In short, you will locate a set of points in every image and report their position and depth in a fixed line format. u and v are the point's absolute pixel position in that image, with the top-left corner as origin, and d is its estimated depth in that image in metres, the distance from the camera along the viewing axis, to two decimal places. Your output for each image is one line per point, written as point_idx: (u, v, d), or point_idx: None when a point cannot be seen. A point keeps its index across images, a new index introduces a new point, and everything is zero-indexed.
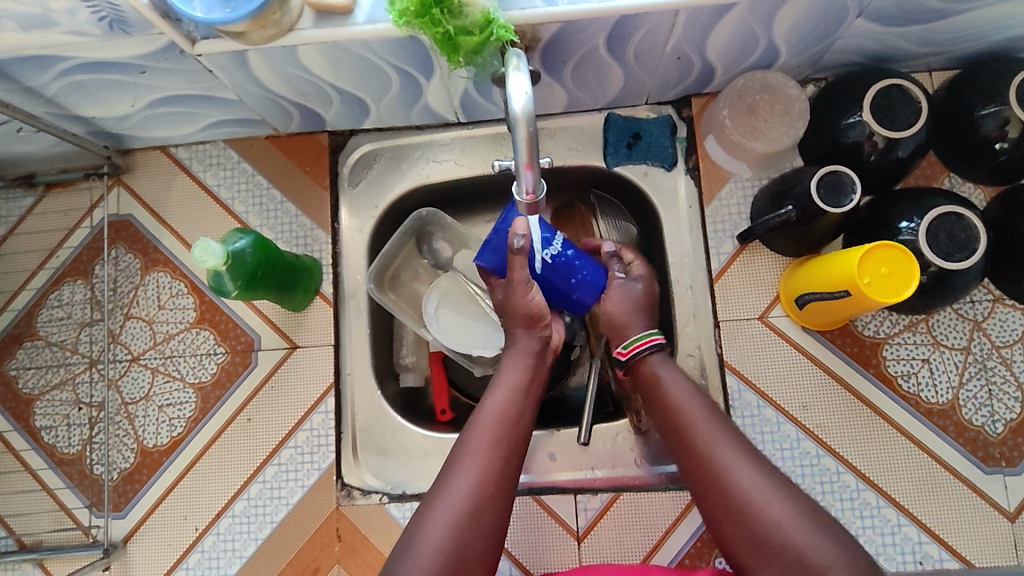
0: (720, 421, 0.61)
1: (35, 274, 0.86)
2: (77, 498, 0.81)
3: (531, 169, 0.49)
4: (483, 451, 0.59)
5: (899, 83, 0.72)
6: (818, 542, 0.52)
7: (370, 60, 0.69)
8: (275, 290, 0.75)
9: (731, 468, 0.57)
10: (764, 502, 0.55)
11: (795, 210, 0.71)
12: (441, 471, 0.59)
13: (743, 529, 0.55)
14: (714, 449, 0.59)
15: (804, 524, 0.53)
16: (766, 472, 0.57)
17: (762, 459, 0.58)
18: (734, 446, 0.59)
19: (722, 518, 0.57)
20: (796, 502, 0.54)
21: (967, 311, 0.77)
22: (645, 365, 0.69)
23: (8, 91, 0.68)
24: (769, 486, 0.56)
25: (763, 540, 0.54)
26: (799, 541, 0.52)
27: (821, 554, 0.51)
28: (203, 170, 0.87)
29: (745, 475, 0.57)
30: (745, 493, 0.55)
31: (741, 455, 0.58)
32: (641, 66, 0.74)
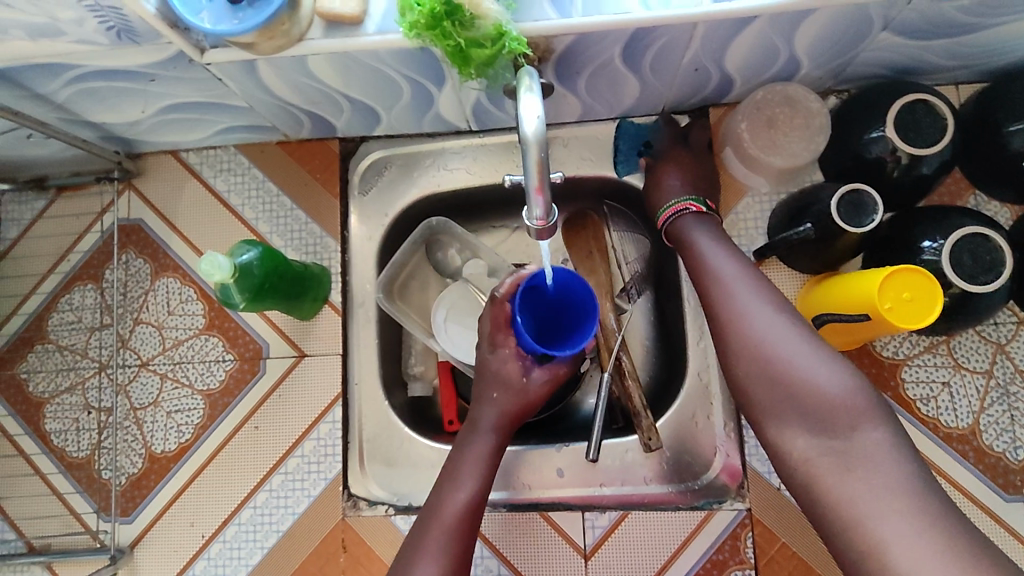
0: (742, 280, 0.67)
1: (46, 278, 0.86)
2: (86, 502, 0.81)
3: (543, 194, 0.46)
4: (440, 537, 0.63)
5: (925, 98, 0.70)
6: (825, 376, 0.58)
7: (381, 71, 0.68)
8: (283, 300, 0.75)
9: (750, 319, 0.64)
10: (784, 355, 0.61)
11: (814, 228, 0.69)
12: (404, 557, 0.63)
13: (762, 360, 0.61)
14: (738, 304, 0.65)
15: (814, 361, 0.59)
16: (783, 316, 0.63)
17: (779, 306, 0.64)
18: (757, 300, 0.65)
19: (743, 356, 0.63)
20: (809, 343, 0.61)
21: (991, 334, 0.75)
22: (677, 226, 0.74)
23: (18, 98, 0.68)
24: (782, 328, 0.62)
25: (778, 362, 0.60)
26: (809, 376, 0.59)
27: (828, 387, 0.58)
28: (213, 176, 0.86)
29: (763, 320, 0.63)
30: (762, 334, 0.62)
31: (752, 298, 0.65)
32: (657, 77, 0.72)
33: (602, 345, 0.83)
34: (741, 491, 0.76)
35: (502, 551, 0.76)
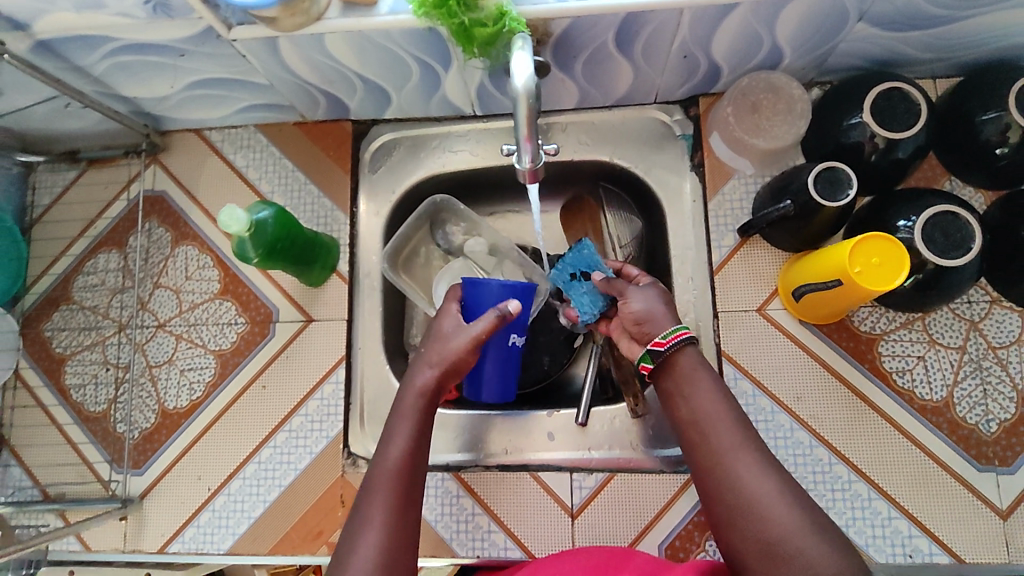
0: (736, 429, 0.57)
1: (75, 242, 0.92)
2: (100, 453, 0.86)
3: (530, 142, 0.51)
4: (378, 508, 0.57)
5: (900, 86, 0.74)
6: (826, 556, 0.49)
7: (392, 51, 0.73)
8: (295, 263, 0.80)
9: (743, 474, 0.54)
10: (776, 507, 0.52)
11: (794, 204, 0.73)
12: (342, 544, 0.56)
13: (756, 543, 0.52)
14: (733, 459, 0.55)
15: (811, 535, 0.50)
16: (780, 480, 0.54)
17: (779, 468, 0.55)
18: (751, 453, 0.56)
19: (733, 530, 0.53)
20: (804, 511, 0.52)
21: (964, 311, 0.78)
22: (673, 361, 0.62)
23: (60, 69, 0.74)
24: (780, 492, 0.53)
25: (774, 549, 0.51)
26: (805, 550, 0.50)
27: (824, 562, 0.49)
28: (233, 152, 0.92)
29: (758, 482, 0.54)
30: (756, 494, 0.53)
31: (752, 457, 0.55)
32: (648, 63, 0.77)
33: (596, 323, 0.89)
34: None
35: (492, 508, 0.80)
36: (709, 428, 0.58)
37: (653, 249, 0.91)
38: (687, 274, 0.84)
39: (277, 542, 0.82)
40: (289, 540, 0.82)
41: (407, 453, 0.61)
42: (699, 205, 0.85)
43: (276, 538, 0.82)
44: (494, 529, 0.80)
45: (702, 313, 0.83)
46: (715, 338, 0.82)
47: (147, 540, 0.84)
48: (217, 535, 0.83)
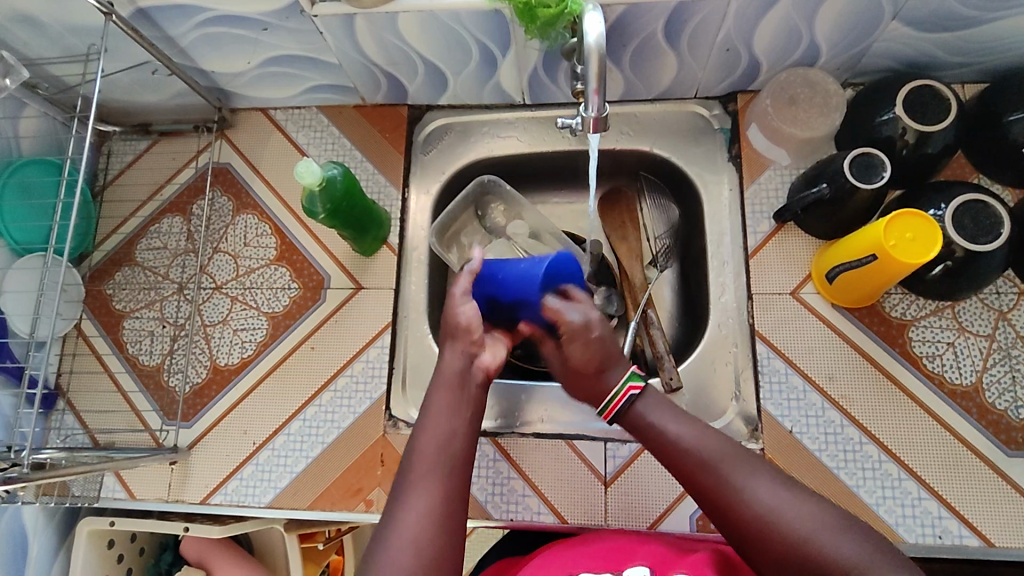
0: (725, 448, 0.60)
1: (143, 205, 0.97)
2: (150, 403, 0.90)
3: (599, 95, 0.58)
4: (425, 482, 0.59)
5: (930, 84, 0.79)
6: (853, 553, 0.51)
7: (457, 32, 0.79)
8: (352, 227, 0.85)
9: (746, 489, 0.56)
10: (790, 517, 0.54)
11: (829, 187, 0.77)
12: (385, 520, 0.58)
13: (781, 555, 0.53)
14: (736, 477, 0.57)
15: (834, 535, 0.52)
16: (786, 489, 0.56)
17: (775, 475, 0.57)
18: (749, 466, 0.58)
19: (753, 548, 0.54)
20: (821, 514, 0.54)
21: (993, 301, 0.81)
22: (632, 414, 0.66)
23: (154, 38, 0.82)
24: (787, 499, 0.55)
25: (801, 560, 0.52)
26: (828, 553, 0.51)
27: (854, 564, 0.51)
28: (296, 131, 0.98)
29: (765, 495, 0.55)
30: (765, 508, 0.55)
31: (746, 476, 0.57)
32: (693, 56, 0.83)
33: (631, 303, 0.94)
34: (755, 434, 0.80)
35: (527, 473, 0.83)
36: (703, 449, 0.60)
37: (688, 237, 0.95)
38: (722, 257, 0.88)
39: (316, 497, 0.84)
40: (328, 495, 0.84)
41: (452, 432, 0.63)
42: (735, 193, 0.90)
43: (315, 493, 0.85)
44: (528, 494, 0.82)
45: (736, 294, 0.86)
46: (748, 319, 0.85)
47: (190, 491, 0.86)
48: (259, 488, 0.85)
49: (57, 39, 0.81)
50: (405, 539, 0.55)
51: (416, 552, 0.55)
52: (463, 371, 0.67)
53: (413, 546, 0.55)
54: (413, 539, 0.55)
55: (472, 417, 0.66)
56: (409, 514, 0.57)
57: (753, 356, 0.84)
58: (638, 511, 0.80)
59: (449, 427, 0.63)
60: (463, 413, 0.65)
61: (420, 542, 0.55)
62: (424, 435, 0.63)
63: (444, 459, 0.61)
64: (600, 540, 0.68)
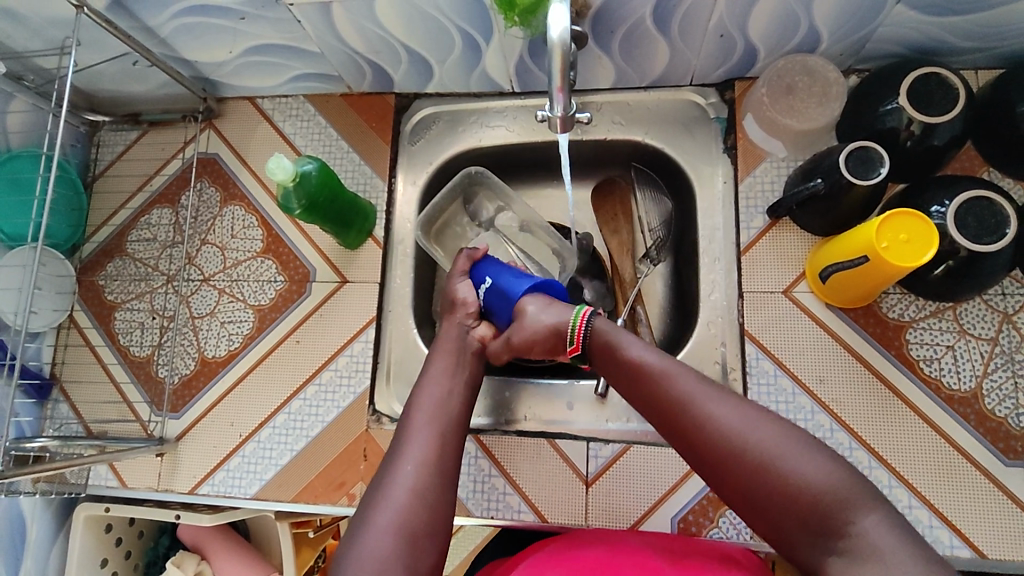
0: (679, 374, 0.59)
1: (133, 196, 0.98)
2: (141, 394, 0.91)
3: (564, 92, 0.56)
4: (423, 436, 0.64)
5: (938, 71, 0.74)
6: (811, 469, 0.52)
7: (437, 20, 0.77)
8: (333, 221, 0.84)
9: (706, 408, 0.56)
10: (749, 434, 0.54)
11: (824, 183, 0.74)
12: (384, 470, 0.62)
13: (740, 471, 0.54)
14: (694, 399, 0.57)
15: (796, 450, 0.53)
16: (744, 408, 0.56)
17: (730, 395, 0.58)
18: (704, 388, 0.58)
19: (712, 468, 0.56)
20: (783, 434, 0.54)
21: (998, 303, 0.77)
22: (591, 339, 0.66)
23: (133, 28, 0.80)
24: (747, 418, 0.56)
25: (761, 476, 0.53)
26: (791, 470, 0.52)
27: (814, 479, 0.52)
28: (283, 120, 0.97)
29: (723, 413, 0.56)
30: (722, 428, 0.55)
31: (712, 396, 0.57)
32: (685, 42, 0.79)
33: (619, 297, 0.92)
34: None
35: (508, 471, 0.82)
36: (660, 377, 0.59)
37: (683, 230, 0.92)
38: (715, 254, 0.86)
39: (300, 490, 0.85)
40: (312, 489, 0.85)
41: (447, 392, 0.68)
42: (730, 185, 0.86)
43: (300, 486, 0.85)
44: (509, 492, 0.81)
45: (726, 292, 0.84)
46: (738, 318, 0.82)
47: (179, 481, 0.87)
48: (245, 480, 0.86)
49: (38, 30, 0.80)
50: (405, 482, 0.60)
51: (415, 493, 0.59)
52: (459, 341, 0.74)
53: (412, 490, 0.59)
54: (412, 483, 0.60)
55: (469, 381, 0.71)
56: (406, 462, 0.61)
57: (742, 356, 0.81)
58: (618, 511, 0.79)
59: (443, 389, 0.68)
60: (458, 378, 0.70)
61: (418, 486, 0.60)
62: (420, 398, 0.68)
63: (440, 417, 0.66)
64: (587, 551, 0.63)
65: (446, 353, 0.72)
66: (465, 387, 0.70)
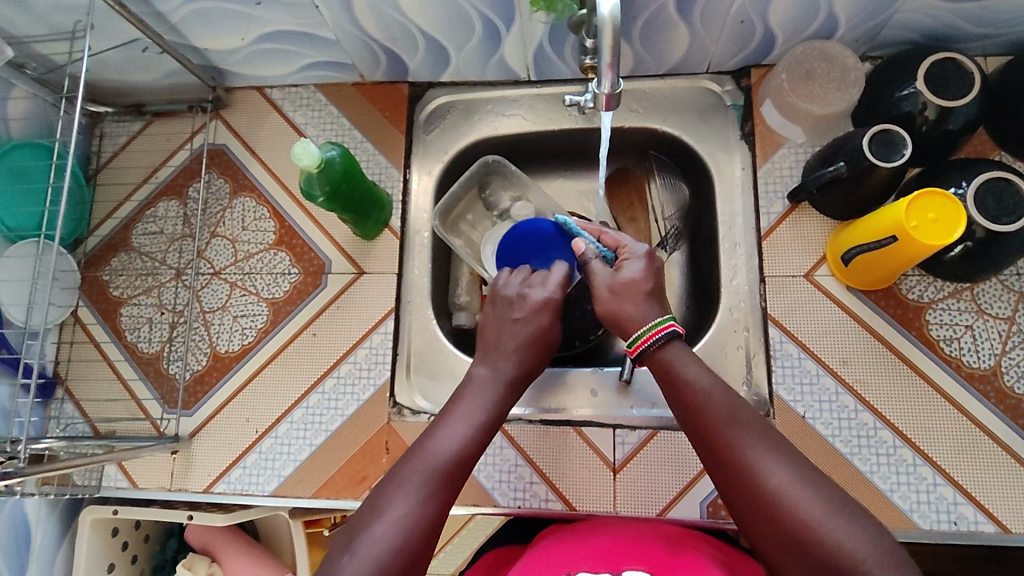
0: (742, 422, 0.56)
1: (138, 188, 0.95)
2: (150, 392, 0.88)
3: (613, 70, 0.56)
4: (465, 416, 0.63)
5: (953, 56, 0.75)
6: (851, 536, 0.48)
7: (459, 5, 0.76)
8: (352, 210, 0.82)
9: (758, 463, 0.53)
10: (796, 501, 0.51)
11: (847, 165, 0.74)
12: (386, 485, 0.57)
13: (783, 536, 0.50)
14: (744, 446, 0.54)
15: (836, 516, 0.50)
16: (795, 468, 0.53)
17: (793, 455, 0.54)
18: (761, 441, 0.55)
19: (749, 517, 0.52)
20: (829, 497, 0.51)
21: (1013, 283, 0.79)
22: (658, 356, 0.62)
23: (143, 14, 0.78)
24: (798, 479, 0.52)
25: (802, 541, 0.49)
26: (829, 536, 0.49)
27: (853, 548, 0.48)
28: (293, 110, 0.95)
29: (770, 468, 0.52)
30: (773, 485, 0.52)
31: (765, 449, 0.54)
32: (706, 28, 0.79)
33: None
34: (767, 419, 0.79)
35: (535, 460, 0.82)
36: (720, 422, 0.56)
37: (698, 219, 0.93)
38: (734, 239, 0.86)
39: (321, 486, 0.83)
40: (333, 484, 0.83)
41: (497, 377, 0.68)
42: (748, 171, 0.87)
43: (320, 482, 0.83)
44: (535, 481, 0.81)
45: (748, 277, 0.85)
46: (761, 302, 0.83)
47: (192, 480, 0.85)
48: (263, 476, 0.84)
49: (42, 15, 0.77)
50: (431, 456, 0.59)
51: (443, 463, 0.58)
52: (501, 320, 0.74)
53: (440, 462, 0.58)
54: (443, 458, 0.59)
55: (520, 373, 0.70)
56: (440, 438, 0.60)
57: (766, 340, 0.82)
58: (646, 498, 0.79)
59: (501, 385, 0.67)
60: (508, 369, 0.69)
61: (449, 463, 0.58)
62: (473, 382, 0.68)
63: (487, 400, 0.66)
64: (588, 541, 0.65)
65: (477, 383, 0.67)
66: (490, 414, 0.65)
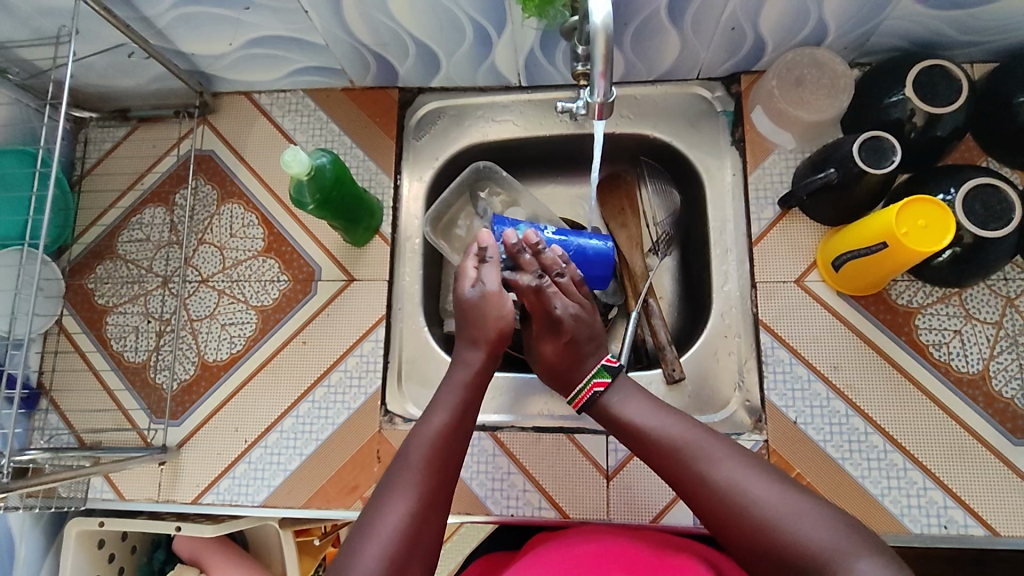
0: (690, 435, 0.60)
1: (123, 195, 0.94)
2: (137, 402, 0.87)
3: (606, 79, 0.56)
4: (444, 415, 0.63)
5: (940, 64, 0.76)
6: (811, 526, 0.51)
7: (449, 11, 0.75)
8: (341, 217, 0.81)
9: (711, 469, 0.57)
10: (750, 499, 0.54)
11: (837, 172, 0.75)
12: (381, 490, 0.58)
13: (747, 534, 0.53)
14: (697, 456, 0.58)
15: (799, 512, 0.53)
16: (757, 473, 0.56)
17: (748, 459, 0.58)
18: (713, 448, 0.59)
19: (716, 523, 0.56)
20: (782, 491, 0.54)
21: (1001, 287, 0.80)
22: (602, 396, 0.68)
23: (129, 19, 0.77)
24: (757, 482, 0.56)
25: (764, 536, 0.52)
26: (787, 527, 0.52)
27: (812, 536, 0.51)
28: (282, 116, 0.94)
29: (730, 474, 0.56)
30: (727, 486, 0.56)
31: (718, 455, 0.58)
32: (697, 35, 0.79)
33: (630, 288, 0.90)
34: (759, 425, 0.79)
35: (527, 468, 0.81)
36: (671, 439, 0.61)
37: (689, 224, 0.93)
38: (726, 245, 0.87)
39: (312, 496, 0.82)
40: (324, 494, 0.82)
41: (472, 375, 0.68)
42: (739, 177, 0.87)
43: (311, 492, 0.82)
44: (528, 488, 0.80)
45: (740, 283, 0.85)
46: (752, 308, 0.83)
47: (181, 491, 0.84)
48: (252, 487, 0.83)
49: (25, 20, 0.75)
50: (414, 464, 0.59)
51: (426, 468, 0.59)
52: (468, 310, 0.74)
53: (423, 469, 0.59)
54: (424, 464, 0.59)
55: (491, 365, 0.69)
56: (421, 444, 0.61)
57: (757, 346, 0.82)
58: (640, 505, 0.79)
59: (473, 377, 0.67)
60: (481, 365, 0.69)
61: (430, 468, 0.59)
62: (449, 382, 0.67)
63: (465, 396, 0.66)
64: (578, 549, 0.64)
65: (453, 382, 0.67)
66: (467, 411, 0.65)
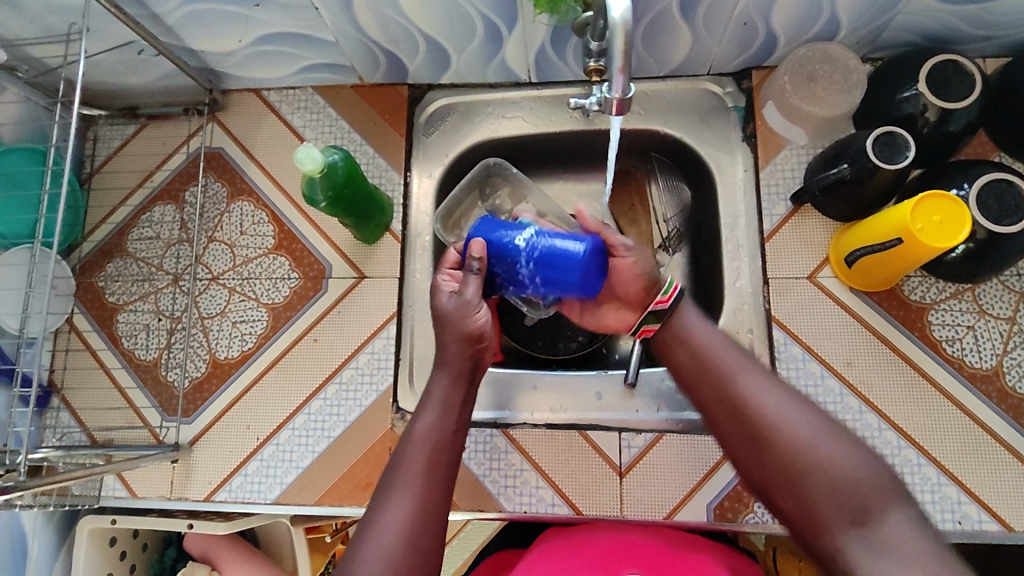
0: (736, 360, 0.59)
1: (133, 193, 0.93)
2: (149, 399, 0.87)
3: (625, 74, 0.56)
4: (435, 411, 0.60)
5: (954, 59, 0.76)
6: (851, 459, 0.51)
7: (461, 7, 0.75)
8: (353, 214, 0.81)
9: (755, 399, 0.56)
10: (790, 428, 0.53)
11: (851, 168, 0.74)
12: (381, 489, 0.56)
13: (782, 464, 0.53)
14: (742, 380, 0.58)
15: (828, 443, 0.52)
16: (795, 401, 0.55)
17: (787, 389, 0.57)
18: (758, 376, 0.58)
19: (750, 450, 0.55)
20: (822, 425, 0.53)
21: (1014, 283, 0.80)
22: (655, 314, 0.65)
23: (139, 16, 0.76)
24: (797, 411, 0.55)
25: (798, 465, 0.52)
26: (825, 458, 0.51)
27: (848, 474, 0.50)
28: (291, 113, 0.94)
29: (770, 401, 0.55)
30: (770, 414, 0.55)
31: (761, 381, 0.57)
32: (709, 31, 0.79)
33: None
34: None
35: (540, 465, 0.81)
36: (716, 365, 0.59)
37: (700, 220, 0.93)
38: (738, 241, 0.86)
39: (324, 493, 0.82)
40: (336, 491, 0.82)
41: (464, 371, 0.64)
42: (750, 173, 0.87)
43: (323, 489, 0.82)
44: (541, 485, 0.80)
45: (751, 279, 0.84)
46: (764, 304, 0.83)
47: (193, 489, 0.84)
48: (265, 484, 0.83)
49: (35, 18, 0.75)
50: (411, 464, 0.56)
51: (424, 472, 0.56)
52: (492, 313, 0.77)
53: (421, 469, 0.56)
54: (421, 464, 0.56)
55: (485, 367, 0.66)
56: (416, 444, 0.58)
57: (770, 342, 0.82)
58: (653, 501, 0.79)
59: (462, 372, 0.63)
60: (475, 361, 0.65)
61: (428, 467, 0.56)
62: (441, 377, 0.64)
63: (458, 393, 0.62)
64: (588, 546, 0.64)
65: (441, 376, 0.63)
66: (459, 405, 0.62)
